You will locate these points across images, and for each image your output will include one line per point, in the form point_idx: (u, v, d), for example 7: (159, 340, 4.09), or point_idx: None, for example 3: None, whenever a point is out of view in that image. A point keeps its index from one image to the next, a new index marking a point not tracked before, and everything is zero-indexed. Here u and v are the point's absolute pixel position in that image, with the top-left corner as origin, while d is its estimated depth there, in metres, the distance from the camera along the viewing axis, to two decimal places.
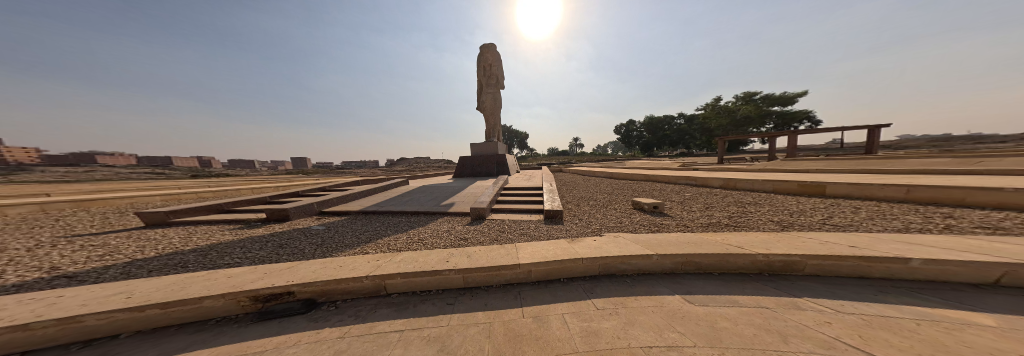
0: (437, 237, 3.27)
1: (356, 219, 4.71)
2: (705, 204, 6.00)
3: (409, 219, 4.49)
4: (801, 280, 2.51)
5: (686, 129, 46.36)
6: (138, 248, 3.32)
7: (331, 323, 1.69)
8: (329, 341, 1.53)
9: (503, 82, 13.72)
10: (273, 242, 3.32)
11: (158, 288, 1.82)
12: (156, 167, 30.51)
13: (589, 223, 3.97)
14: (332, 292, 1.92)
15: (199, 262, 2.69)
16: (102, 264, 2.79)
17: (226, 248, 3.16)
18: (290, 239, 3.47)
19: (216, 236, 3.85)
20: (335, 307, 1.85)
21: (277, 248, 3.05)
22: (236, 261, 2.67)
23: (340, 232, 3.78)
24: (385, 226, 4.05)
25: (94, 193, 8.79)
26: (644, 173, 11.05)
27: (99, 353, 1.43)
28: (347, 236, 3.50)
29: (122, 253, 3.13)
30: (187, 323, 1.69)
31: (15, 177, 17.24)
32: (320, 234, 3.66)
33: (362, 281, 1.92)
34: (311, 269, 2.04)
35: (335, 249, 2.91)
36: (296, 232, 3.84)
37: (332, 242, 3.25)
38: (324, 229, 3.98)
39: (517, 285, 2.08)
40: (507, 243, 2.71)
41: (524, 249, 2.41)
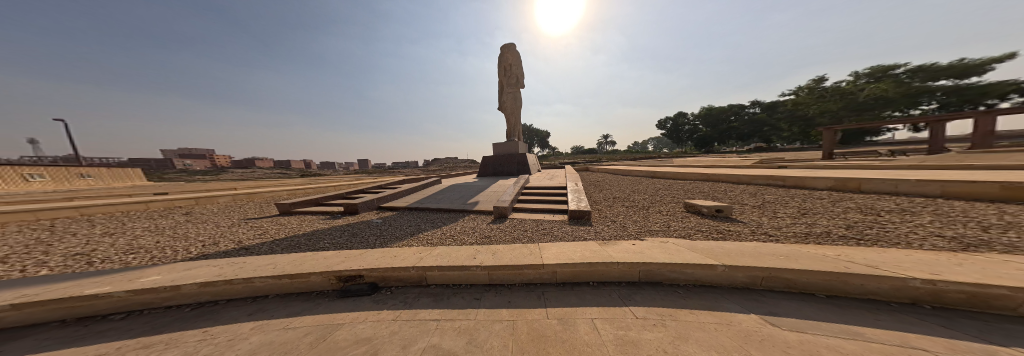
0: (466, 234, 3.53)
1: (406, 214, 5.49)
2: (793, 208, 4.73)
3: (443, 216, 4.99)
4: (1006, 321, 1.59)
5: (765, 118, 37.51)
6: (277, 230, 4.63)
7: (389, 306, 2.01)
8: (386, 322, 1.83)
9: (521, 80, 14.03)
10: (348, 232, 4.16)
11: (287, 263, 2.51)
12: (281, 173, 43.57)
13: (624, 225, 3.61)
14: (389, 280, 2.28)
15: (307, 244, 3.57)
16: (261, 240, 4.02)
17: (321, 234, 4.12)
18: (359, 229, 4.29)
19: (316, 224, 5.06)
20: (392, 292, 2.19)
21: (352, 237, 3.83)
22: (326, 245, 3.44)
23: (394, 225, 4.48)
24: (426, 222, 4.61)
25: (236, 189, 12.44)
26: (701, 172, 9.43)
27: (260, 307, 2.07)
28: (400, 229, 4.12)
29: (269, 233, 4.44)
30: (300, 293, 2.28)
31: (219, 176, 26.85)
32: (380, 227, 4.41)
33: (409, 271, 2.22)
34: (374, 257, 2.50)
35: (390, 240, 3.46)
36: (363, 224, 4.71)
37: (388, 234, 3.86)
38: (383, 222, 4.79)
39: (541, 285, 2.08)
40: (533, 243, 2.74)
41: (551, 251, 2.39)
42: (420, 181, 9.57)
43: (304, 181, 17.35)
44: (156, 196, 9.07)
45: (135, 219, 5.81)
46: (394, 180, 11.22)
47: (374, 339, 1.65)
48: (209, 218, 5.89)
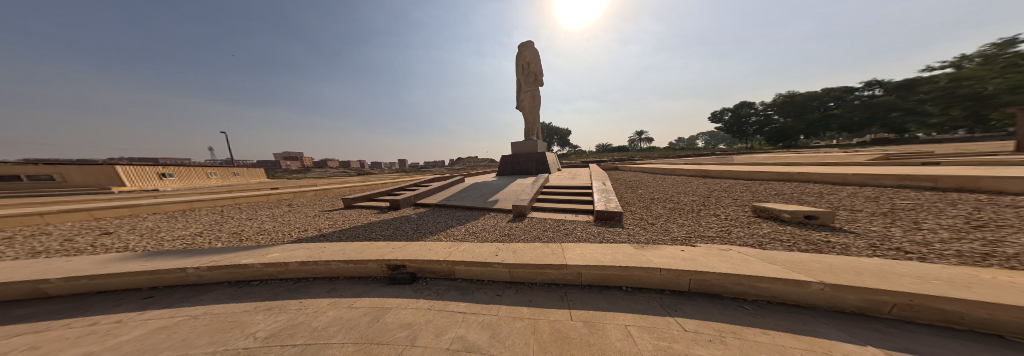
0: (485, 231, 3.77)
1: (441, 210, 6.09)
2: (940, 217, 3.38)
3: (466, 213, 5.41)
4: None
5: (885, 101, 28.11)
6: (342, 221, 5.65)
7: (427, 295, 2.23)
8: (425, 308, 2.04)
9: (540, 78, 13.76)
10: (393, 225, 4.81)
11: (352, 251, 3.04)
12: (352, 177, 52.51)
13: (662, 229, 3.41)
14: (426, 271, 2.53)
15: (364, 234, 4.27)
16: (333, 229, 4.97)
17: (372, 226, 4.87)
18: (401, 223, 4.93)
19: (368, 217, 5.99)
20: (428, 282, 2.42)
21: (397, 229, 4.44)
22: (377, 236, 4.06)
23: (431, 219, 5.03)
24: (450, 218, 5.06)
25: (309, 185, 15.47)
26: (769, 170, 7.80)
27: (335, 286, 2.58)
28: (436, 223, 4.62)
29: (337, 224, 5.44)
30: (360, 277, 2.74)
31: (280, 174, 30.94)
32: (414, 221, 4.98)
33: (440, 264, 2.44)
34: (414, 247, 2.83)
35: (425, 234, 3.88)
36: (406, 218, 5.40)
37: (424, 228, 4.33)
38: (421, 216, 5.40)
39: (563, 286, 2.11)
40: (557, 243, 2.70)
41: (579, 254, 2.30)
42: (450, 179, 10.34)
43: (356, 179, 20.50)
44: (260, 191, 11.82)
45: (251, 208, 7.73)
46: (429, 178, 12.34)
47: (414, 325, 1.86)
48: (296, 210, 7.47)
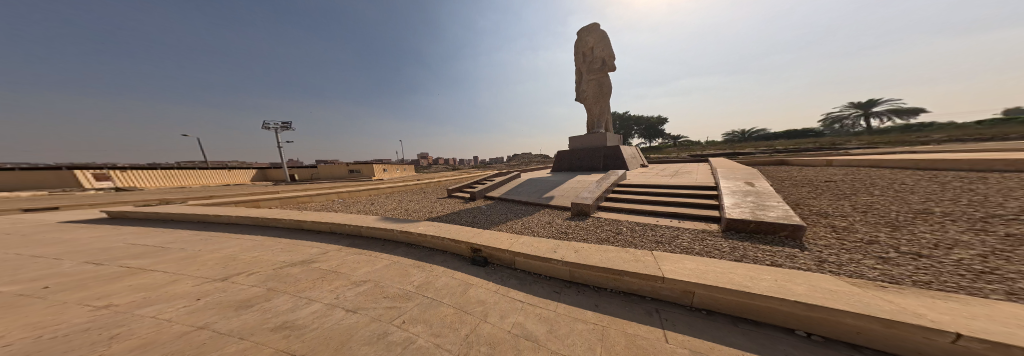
0: (541, 227, 4.29)
1: (506, 205, 6.95)
2: None
3: (525, 209, 6.11)
4: None
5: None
6: (434, 207, 7.44)
7: (495, 279, 2.53)
8: (493, 289, 2.33)
9: (607, 62, 11.70)
10: (468, 213, 5.88)
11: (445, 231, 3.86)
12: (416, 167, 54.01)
13: (911, 265, 2.25)
14: (491, 256, 2.89)
15: (451, 218, 5.46)
16: (430, 212, 6.63)
17: (455, 212, 6.14)
18: (474, 212, 5.96)
19: (450, 205, 7.58)
20: (493, 267, 2.78)
21: (474, 216, 5.42)
22: (458, 221, 5.11)
23: (501, 212, 5.86)
24: (511, 211, 5.89)
25: (413, 179, 21.30)
26: None
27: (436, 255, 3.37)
28: (505, 217, 5.32)
29: (432, 208, 7.22)
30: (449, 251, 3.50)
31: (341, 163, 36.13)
32: (484, 211, 6.00)
33: (504, 253, 2.73)
34: (484, 232, 3.33)
35: (490, 225, 4.65)
36: (482, 208, 6.49)
37: (492, 219, 5.10)
38: (494, 208, 6.47)
39: (669, 305, 1.88)
40: (616, 249, 2.50)
41: (655, 270, 1.98)
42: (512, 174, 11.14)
43: (441, 174, 26.29)
44: (391, 182, 17.29)
45: (389, 194, 11.49)
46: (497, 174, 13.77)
47: (487, 301, 2.15)
48: (411, 196, 10.50)
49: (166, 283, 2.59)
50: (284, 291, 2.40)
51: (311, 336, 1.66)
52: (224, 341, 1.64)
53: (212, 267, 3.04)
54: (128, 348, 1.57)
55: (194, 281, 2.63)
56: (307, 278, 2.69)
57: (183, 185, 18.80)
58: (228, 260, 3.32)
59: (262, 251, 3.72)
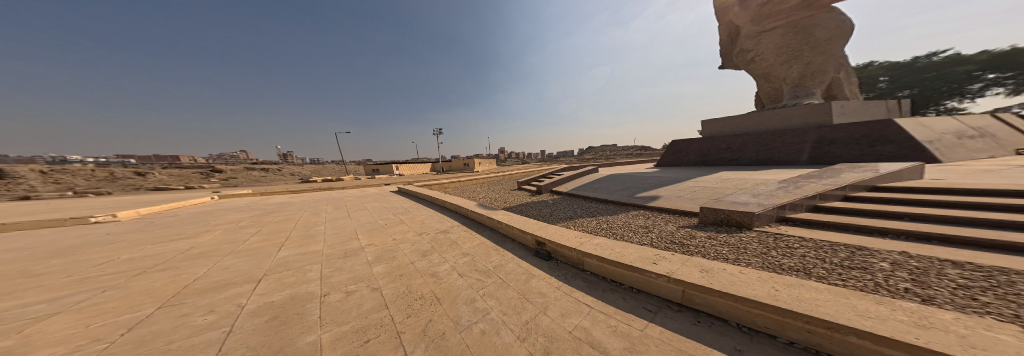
0: (620, 229, 4.00)
1: (578, 201, 6.61)
2: None
3: (600, 207, 5.70)
4: None
5: None
6: (508, 196, 8.08)
7: (557, 276, 2.48)
8: (557, 287, 2.31)
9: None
10: (538, 205, 6.05)
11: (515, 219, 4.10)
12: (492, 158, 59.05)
13: None
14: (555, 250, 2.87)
15: (521, 208, 5.76)
16: (503, 201, 7.24)
17: (526, 203, 6.44)
18: (544, 205, 6.07)
19: (521, 196, 8.01)
20: (554, 264, 2.75)
21: (546, 210, 5.40)
22: (527, 212, 5.33)
23: (574, 209, 5.62)
24: (584, 208, 5.65)
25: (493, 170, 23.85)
26: None
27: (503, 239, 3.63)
28: (578, 214, 5.07)
29: (506, 197, 7.87)
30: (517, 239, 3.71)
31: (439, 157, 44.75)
32: (554, 205, 6.02)
33: (572, 253, 2.64)
34: (549, 226, 3.36)
35: (560, 220, 4.67)
36: (555, 202, 6.42)
37: (564, 213, 5.10)
38: (568, 203, 6.26)
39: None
40: (717, 270, 1.95)
41: (793, 301, 1.36)
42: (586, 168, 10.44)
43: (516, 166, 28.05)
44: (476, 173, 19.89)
45: (475, 183, 13.32)
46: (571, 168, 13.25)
47: (550, 296, 2.15)
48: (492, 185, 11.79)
49: (346, 235, 4.11)
50: (401, 248, 3.27)
51: (425, 289, 2.13)
52: (374, 280, 2.38)
53: (373, 228, 4.49)
54: (330, 274, 2.58)
55: (359, 236, 4.00)
56: (419, 242, 3.49)
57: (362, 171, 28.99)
58: (380, 224, 4.81)
59: (392, 219, 5.22)
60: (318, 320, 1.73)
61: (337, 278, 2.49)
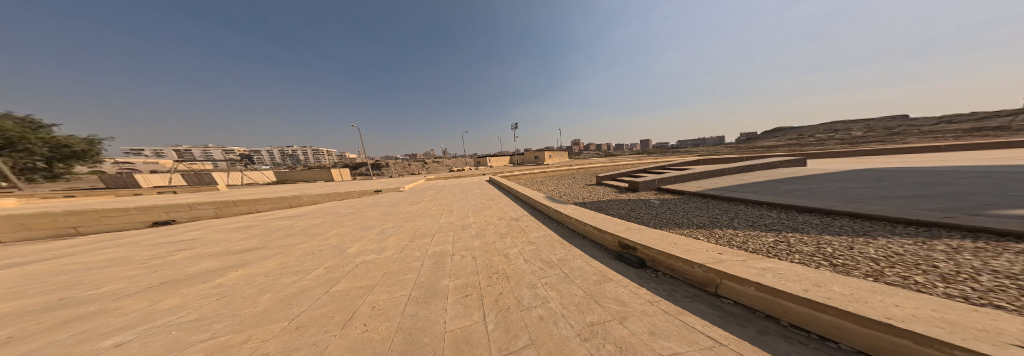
0: (802, 250, 2.68)
1: (689, 205, 4.88)
2: None
3: (741, 217, 4.00)
4: None
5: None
6: (591, 191, 7.06)
7: (669, 296, 1.98)
8: (637, 299, 1.96)
9: None
10: (630, 205, 4.91)
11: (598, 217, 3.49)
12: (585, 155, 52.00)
13: None
14: (662, 263, 2.35)
15: (604, 207, 4.82)
16: (585, 196, 6.28)
17: (612, 202, 5.32)
18: (640, 205, 4.88)
19: (609, 192, 6.80)
20: (660, 279, 2.21)
21: (638, 210, 4.42)
22: (613, 212, 4.41)
23: (680, 212, 4.23)
24: (711, 214, 4.12)
25: (573, 163, 22.25)
26: None
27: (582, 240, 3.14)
28: (686, 219, 3.83)
29: (587, 193, 6.86)
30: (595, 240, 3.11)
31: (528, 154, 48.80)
32: (658, 207, 4.69)
33: (696, 268, 2.08)
34: (632, 228, 2.87)
35: (670, 224, 3.55)
36: (648, 202, 5.10)
37: (678, 218, 3.93)
38: (667, 205, 4.81)
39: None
40: (1010, 340, 0.97)
41: None
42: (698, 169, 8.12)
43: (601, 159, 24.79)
44: (552, 166, 19.33)
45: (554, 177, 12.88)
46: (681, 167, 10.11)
47: (630, 308, 1.88)
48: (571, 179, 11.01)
49: (441, 213, 5.11)
50: (481, 230, 3.72)
51: (501, 267, 2.47)
52: (463, 251, 2.92)
53: (465, 209, 5.34)
54: (434, 240, 3.37)
55: (450, 214, 4.88)
56: (497, 226, 3.88)
57: (458, 160, 37.13)
58: (471, 207, 5.65)
59: (475, 204, 6.00)
60: (435, 272, 2.38)
61: (437, 244, 3.19)
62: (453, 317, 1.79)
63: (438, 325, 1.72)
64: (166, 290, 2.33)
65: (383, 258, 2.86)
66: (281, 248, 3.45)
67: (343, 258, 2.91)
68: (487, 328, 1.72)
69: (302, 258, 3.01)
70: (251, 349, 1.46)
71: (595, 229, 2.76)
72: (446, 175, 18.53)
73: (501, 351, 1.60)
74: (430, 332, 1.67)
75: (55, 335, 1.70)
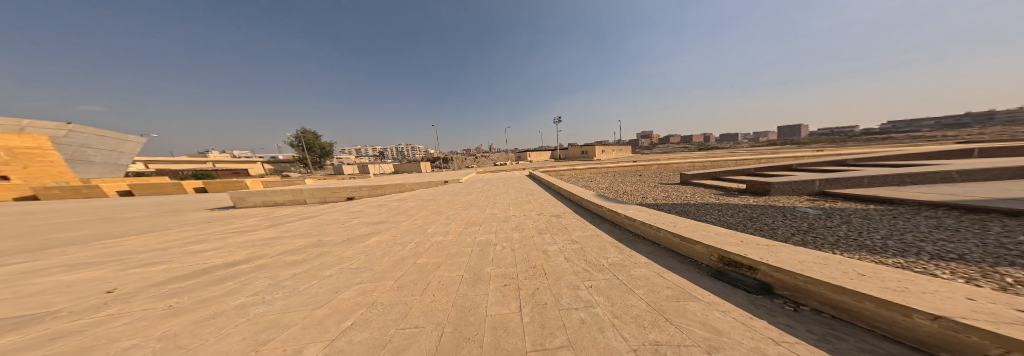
0: None
1: (882, 220, 2.79)
2: None
3: None
4: None
5: None
6: (679, 194, 5.36)
7: (828, 345, 1.03)
8: (740, 327, 1.20)
9: None
10: (745, 213, 3.35)
11: (674, 218, 2.59)
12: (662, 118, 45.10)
13: None
14: (815, 298, 1.29)
15: (694, 212, 3.49)
16: (664, 198, 4.75)
17: (708, 207, 3.77)
18: (764, 214, 3.24)
19: (709, 196, 4.98)
20: (809, 315, 1.21)
21: (754, 220, 2.98)
22: (711, 219, 3.12)
23: (851, 229, 2.52)
24: (952, 236, 2.19)
25: (639, 160, 18.51)
26: None
27: (650, 246, 2.36)
28: (861, 237, 2.24)
29: (670, 195, 5.21)
30: (668, 247, 2.28)
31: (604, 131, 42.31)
32: (806, 219, 2.94)
33: (909, 315, 0.98)
34: (750, 244, 1.83)
35: (827, 242, 2.14)
36: (777, 212, 3.33)
37: (854, 235, 2.31)
38: (820, 217, 2.98)
39: None
40: None
41: None
42: (900, 172, 5.04)
43: (685, 157, 19.29)
44: (608, 162, 16.69)
45: (612, 174, 10.95)
46: (846, 170, 6.35)
47: (729, 342, 1.14)
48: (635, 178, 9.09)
49: (488, 204, 5.36)
50: (526, 223, 3.64)
51: (537, 262, 2.32)
52: (507, 242, 2.96)
53: (506, 202, 5.39)
54: (484, 229, 3.61)
55: (497, 206, 5.06)
56: (536, 221, 3.68)
57: (503, 152, 39.22)
58: (511, 200, 5.61)
59: (523, 197, 5.92)
60: (482, 260, 2.55)
61: (483, 233, 3.40)
62: (493, 303, 1.87)
63: (481, 308, 1.84)
64: (332, 242, 3.62)
65: (447, 239, 3.34)
66: (380, 220, 4.65)
67: (423, 236, 3.59)
68: (523, 320, 1.66)
69: (395, 230, 3.97)
70: (375, 297, 2.19)
71: (675, 239, 2.19)
72: (494, 169, 19.80)
73: (534, 345, 1.41)
74: (475, 313, 1.80)
75: (304, 259, 3.09)
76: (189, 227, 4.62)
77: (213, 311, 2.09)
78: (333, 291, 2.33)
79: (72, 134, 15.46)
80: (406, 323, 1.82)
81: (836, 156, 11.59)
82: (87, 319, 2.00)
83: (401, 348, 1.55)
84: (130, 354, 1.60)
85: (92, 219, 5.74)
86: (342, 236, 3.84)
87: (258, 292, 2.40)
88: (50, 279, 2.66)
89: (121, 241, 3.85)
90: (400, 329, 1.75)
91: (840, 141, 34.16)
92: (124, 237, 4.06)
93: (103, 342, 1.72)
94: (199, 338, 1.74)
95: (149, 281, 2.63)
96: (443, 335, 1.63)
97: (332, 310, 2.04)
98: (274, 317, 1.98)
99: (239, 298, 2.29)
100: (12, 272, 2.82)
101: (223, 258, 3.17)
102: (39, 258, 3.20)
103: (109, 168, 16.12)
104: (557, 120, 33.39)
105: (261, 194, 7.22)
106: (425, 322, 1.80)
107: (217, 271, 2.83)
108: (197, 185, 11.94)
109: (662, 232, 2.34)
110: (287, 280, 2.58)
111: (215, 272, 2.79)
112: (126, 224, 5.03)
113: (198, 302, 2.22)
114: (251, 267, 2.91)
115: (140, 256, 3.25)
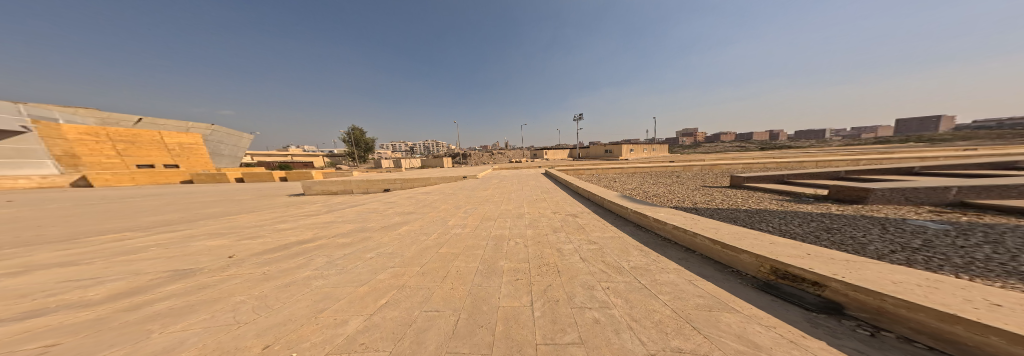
0: None
1: None
2: None
3: None
4: None
5: None
6: (726, 198, 4.58)
7: None
8: (788, 344, 0.98)
9: None
10: (818, 223, 2.68)
11: (713, 224, 2.23)
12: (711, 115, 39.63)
13: None
14: (907, 324, 0.96)
15: (745, 219, 2.93)
16: (706, 203, 4.10)
17: (765, 214, 3.13)
18: (849, 226, 2.53)
19: (768, 202, 4.12)
20: (893, 343, 0.91)
21: (833, 233, 2.35)
22: (766, 227, 2.59)
23: (997, 250, 1.80)
24: None
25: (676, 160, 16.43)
26: None
27: (682, 252, 2.09)
28: (1013, 262, 1.58)
29: (714, 199, 4.48)
30: (704, 254, 1.99)
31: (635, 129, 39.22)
32: (915, 235, 2.21)
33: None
34: (821, 257, 1.45)
35: (940, 265, 1.58)
36: (871, 225, 2.57)
37: (995, 258, 1.65)
38: (941, 234, 2.20)
39: None
40: None
41: None
42: None
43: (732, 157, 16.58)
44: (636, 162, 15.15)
45: (640, 175, 9.92)
46: (994, 174, 4.64)
47: None
48: (669, 179, 8.08)
49: (505, 200, 5.45)
50: (541, 221, 3.57)
51: (551, 259, 2.26)
52: (521, 237, 2.98)
53: (520, 199, 5.41)
54: (500, 224, 3.67)
55: (513, 203, 5.11)
56: (551, 219, 3.58)
57: (524, 149, 39.15)
58: (526, 198, 5.57)
59: (540, 195, 5.82)
60: (498, 253, 2.61)
61: (500, 228, 3.47)
62: (506, 295, 1.89)
63: (494, 299, 1.87)
64: (371, 228, 4.18)
65: (464, 232, 3.53)
66: (409, 211, 5.13)
67: (444, 227, 3.85)
68: (534, 314, 1.62)
69: (423, 221, 4.35)
70: (405, 280, 2.43)
71: (715, 246, 1.89)
72: (510, 167, 18.26)
73: (545, 339, 1.36)
74: (487, 303, 1.84)
75: (351, 242, 3.62)
76: (275, 210, 5.86)
77: (290, 279, 2.61)
78: (373, 272, 2.67)
79: (214, 133, 21.30)
80: (429, 306, 1.96)
81: (977, 158, 8.45)
82: (215, 276, 2.71)
83: (422, 328, 1.68)
84: (240, 306, 2.11)
85: (213, 200, 7.69)
86: (379, 224, 4.39)
87: (318, 267, 2.90)
88: (197, 244, 3.69)
89: (236, 218, 5.13)
90: (424, 312, 1.89)
91: (985, 138, 25.37)
92: (235, 215, 5.38)
93: (224, 295, 2.31)
94: (280, 301, 2.19)
95: (252, 251, 3.43)
96: (460, 321, 1.71)
97: (371, 289, 2.34)
98: (329, 290, 2.37)
99: (306, 271, 2.80)
100: (177, 237, 3.99)
101: (296, 237, 3.95)
102: (190, 228, 4.47)
103: (231, 159, 21.82)
104: (574, 117, 30.71)
105: (322, 184, 8.71)
106: (444, 307, 1.92)
107: (292, 247, 3.53)
108: (281, 175, 15.11)
109: (699, 238, 2.04)
110: (339, 259, 3.06)
111: (291, 248, 3.49)
112: (237, 205, 6.64)
113: (282, 271, 2.81)
114: (313, 246, 3.54)
115: (246, 231, 4.27)
